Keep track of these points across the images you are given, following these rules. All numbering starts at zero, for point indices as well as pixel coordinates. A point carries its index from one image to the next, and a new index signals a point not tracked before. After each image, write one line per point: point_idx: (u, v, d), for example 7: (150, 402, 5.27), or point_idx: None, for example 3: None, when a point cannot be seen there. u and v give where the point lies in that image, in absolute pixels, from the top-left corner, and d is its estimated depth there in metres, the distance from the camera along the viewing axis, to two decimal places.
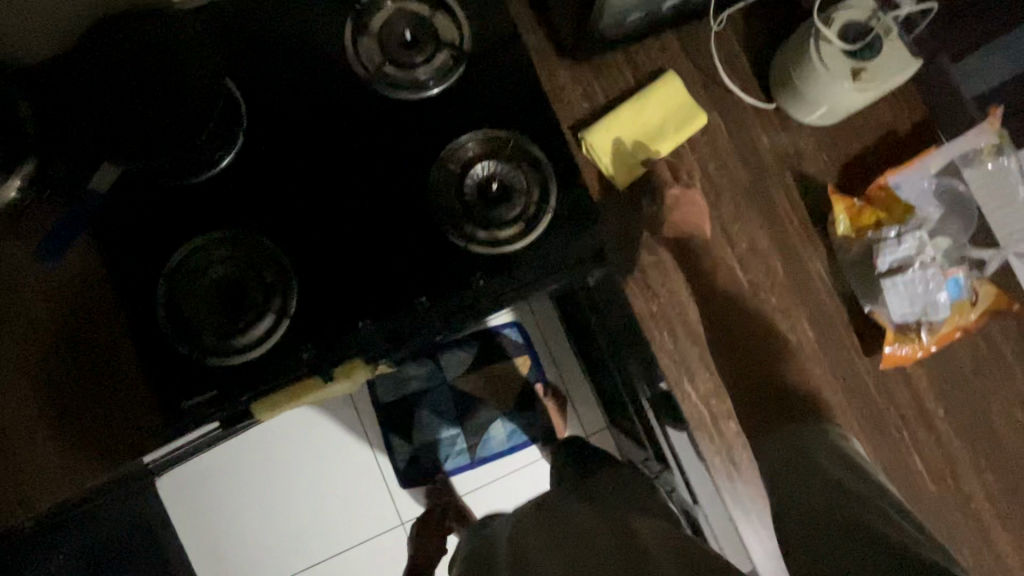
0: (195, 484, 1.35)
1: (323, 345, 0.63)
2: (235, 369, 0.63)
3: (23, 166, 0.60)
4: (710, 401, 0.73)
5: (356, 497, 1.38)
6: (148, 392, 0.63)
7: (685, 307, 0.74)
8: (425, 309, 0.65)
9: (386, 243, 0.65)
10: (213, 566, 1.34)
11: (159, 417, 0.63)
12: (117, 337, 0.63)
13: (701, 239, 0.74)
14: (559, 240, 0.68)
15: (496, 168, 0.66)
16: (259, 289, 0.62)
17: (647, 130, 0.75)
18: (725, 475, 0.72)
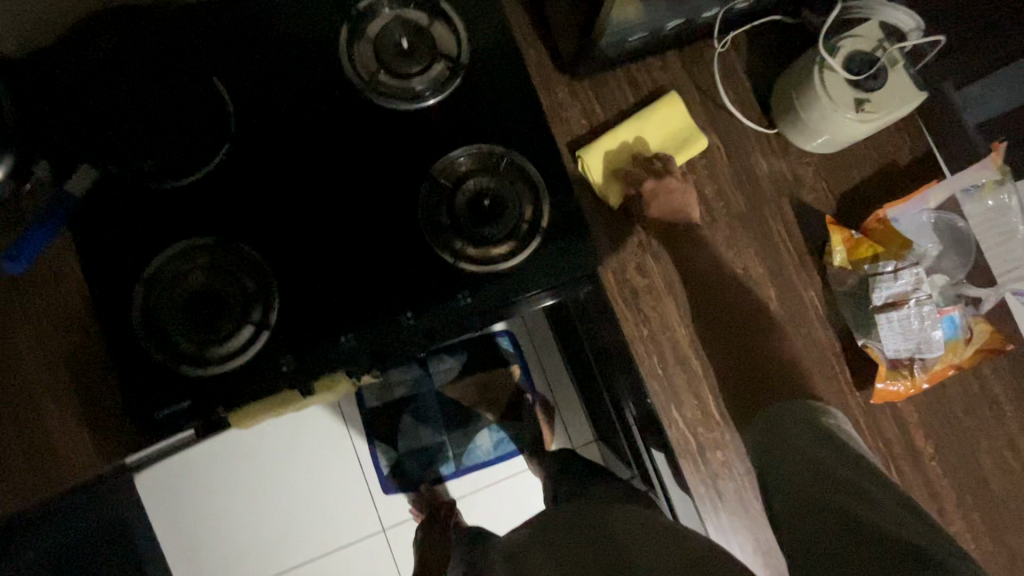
0: (175, 482, 1.33)
1: (302, 357, 0.62)
2: (210, 378, 0.61)
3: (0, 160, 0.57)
4: (697, 429, 0.71)
5: (338, 500, 1.36)
6: (116, 399, 0.61)
7: (677, 332, 0.72)
8: (409, 324, 0.63)
9: (371, 255, 0.63)
10: (190, 566, 1.31)
11: (128, 425, 0.61)
12: (86, 341, 0.61)
13: (695, 262, 0.73)
14: (552, 259, 0.66)
15: (489, 184, 0.65)
16: (239, 297, 0.61)
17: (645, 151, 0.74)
18: (711, 506, 0.70)
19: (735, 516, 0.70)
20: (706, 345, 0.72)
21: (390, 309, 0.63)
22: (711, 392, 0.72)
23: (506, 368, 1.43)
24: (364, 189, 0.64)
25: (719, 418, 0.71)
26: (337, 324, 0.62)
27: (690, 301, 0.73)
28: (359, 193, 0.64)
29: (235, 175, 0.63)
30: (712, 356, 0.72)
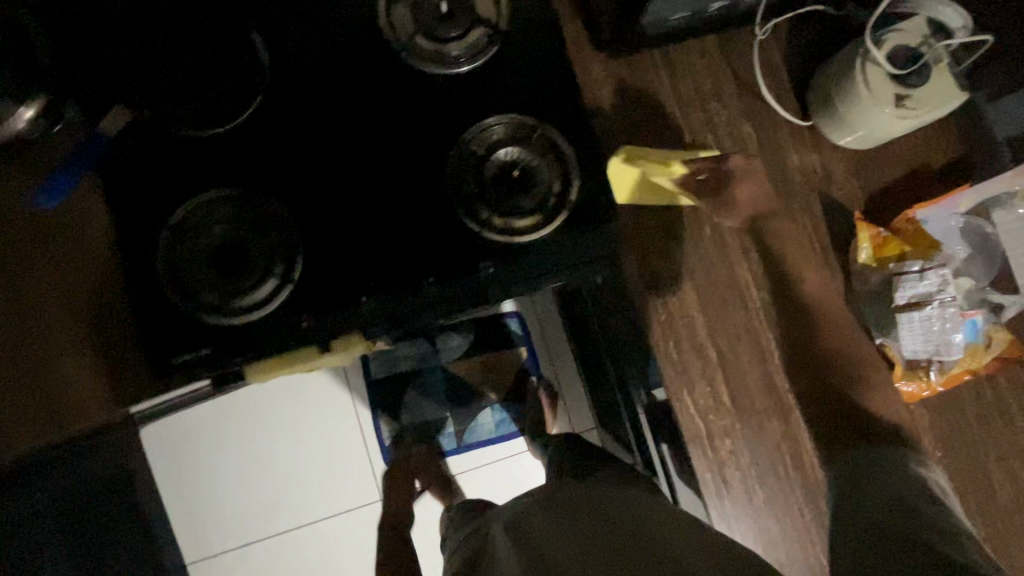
0: (180, 438, 1.35)
1: (322, 316, 0.62)
2: (228, 330, 0.61)
3: (34, 98, 0.57)
4: (708, 417, 0.71)
5: (339, 467, 1.38)
6: (138, 342, 0.61)
7: (695, 320, 0.72)
8: (430, 291, 0.63)
9: (396, 218, 0.63)
10: (191, 519, 1.34)
11: (148, 369, 0.62)
12: (109, 284, 0.61)
13: (717, 251, 0.73)
14: (576, 237, 0.66)
15: (519, 156, 0.64)
16: (262, 251, 0.61)
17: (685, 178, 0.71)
18: (715, 493, 0.71)
19: (738, 504, 0.71)
20: (722, 334, 0.72)
21: (411, 274, 0.63)
22: (724, 381, 0.72)
23: (512, 350, 1.43)
24: (392, 151, 0.64)
25: (730, 407, 0.71)
26: (358, 285, 0.62)
27: (710, 289, 0.72)
28: (388, 156, 0.64)
29: (265, 129, 0.63)
30: (727, 346, 0.72)
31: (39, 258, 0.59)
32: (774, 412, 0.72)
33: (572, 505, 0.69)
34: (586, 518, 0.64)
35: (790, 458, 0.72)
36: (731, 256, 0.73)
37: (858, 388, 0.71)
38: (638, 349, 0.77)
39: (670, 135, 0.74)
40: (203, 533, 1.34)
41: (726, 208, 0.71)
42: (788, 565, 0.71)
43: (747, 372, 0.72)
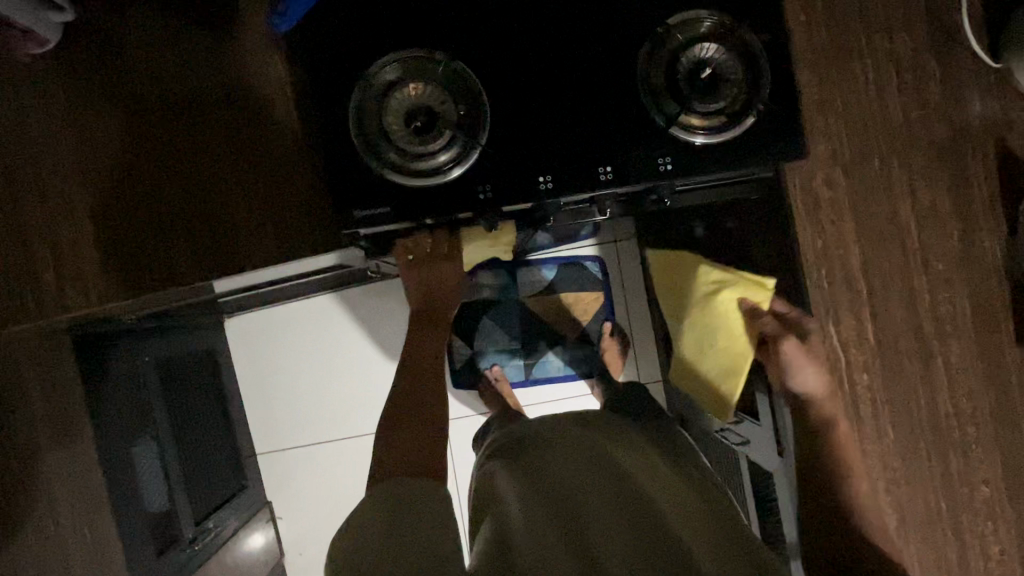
0: (261, 332, 1.44)
1: (500, 189, 0.62)
2: (406, 191, 0.62)
3: None
4: (850, 350, 0.71)
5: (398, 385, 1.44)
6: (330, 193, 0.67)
7: (850, 252, 0.71)
8: (607, 179, 0.63)
9: (581, 101, 0.62)
10: (262, 410, 1.45)
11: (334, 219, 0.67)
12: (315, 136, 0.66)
13: (883, 187, 0.71)
14: (756, 147, 0.64)
15: (713, 54, 0.63)
16: (453, 118, 0.61)
17: (723, 330, 0.81)
18: (847, 428, 0.71)
19: (867, 440, 0.71)
20: (874, 271, 0.71)
21: (588, 161, 0.62)
22: (871, 317, 0.71)
23: (590, 293, 1.44)
24: (585, 33, 0.62)
25: (872, 343, 0.71)
26: (539, 165, 0.62)
27: (870, 224, 0.71)
28: (580, 38, 0.62)
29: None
30: (879, 283, 0.71)
31: (266, 110, 0.67)
32: (916, 355, 0.71)
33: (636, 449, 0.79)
34: (638, 459, 0.76)
35: (925, 403, 0.71)
36: (895, 191, 0.71)
37: (994, 360, 0.71)
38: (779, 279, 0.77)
39: (853, 60, 0.71)
40: (275, 424, 1.45)
41: (888, 151, 0.71)
42: (908, 506, 0.71)
43: (894, 311, 0.71)
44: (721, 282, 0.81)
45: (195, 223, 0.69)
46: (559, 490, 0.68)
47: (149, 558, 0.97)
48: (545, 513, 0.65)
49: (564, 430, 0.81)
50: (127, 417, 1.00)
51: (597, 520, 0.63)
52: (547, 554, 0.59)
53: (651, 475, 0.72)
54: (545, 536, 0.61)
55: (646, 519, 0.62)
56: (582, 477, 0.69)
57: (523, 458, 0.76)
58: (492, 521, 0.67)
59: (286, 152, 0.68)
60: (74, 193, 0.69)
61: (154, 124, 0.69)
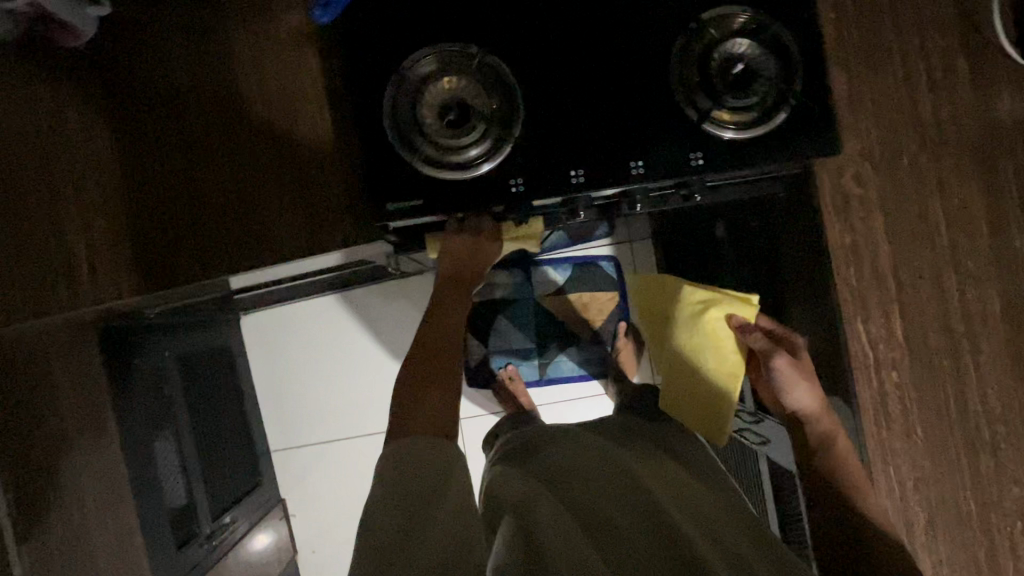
0: (277, 329, 1.44)
1: (533, 182, 0.62)
2: (438, 183, 0.62)
3: None
4: (879, 347, 0.71)
5: None
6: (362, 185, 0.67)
7: (880, 248, 0.71)
8: (639, 173, 0.63)
9: (614, 95, 0.62)
10: (276, 407, 1.45)
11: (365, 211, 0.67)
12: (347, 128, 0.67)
13: (913, 184, 0.71)
14: (789, 142, 0.64)
15: (745, 50, 0.63)
16: (486, 111, 0.62)
17: (714, 348, 0.82)
18: (877, 424, 0.70)
19: (897, 438, 0.71)
20: (904, 268, 0.71)
21: (621, 154, 0.62)
22: (900, 314, 0.71)
23: (606, 292, 1.43)
24: (620, 29, 0.63)
25: (902, 340, 0.71)
26: (572, 157, 0.62)
27: (899, 220, 0.71)
28: (614, 33, 0.62)
29: None
30: (909, 280, 0.71)
31: (299, 103, 0.68)
32: (945, 352, 0.71)
33: (655, 456, 0.78)
34: (653, 461, 0.76)
35: (955, 401, 0.71)
36: (925, 189, 0.71)
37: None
38: (808, 275, 0.77)
39: (882, 57, 0.71)
40: (289, 421, 1.45)
41: (917, 148, 0.71)
42: (938, 504, 0.71)
43: (923, 308, 0.71)
44: (707, 301, 0.83)
45: (227, 215, 0.69)
46: (578, 493, 0.67)
47: (169, 552, 0.98)
48: (567, 513, 0.64)
49: (578, 439, 0.81)
50: (147, 410, 1.00)
51: (621, 520, 0.62)
52: (576, 549, 0.57)
53: (671, 480, 0.71)
54: (569, 530, 0.60)
55: (670, 517, 0.61)
56: (603, 479, 0.69)
57: (533, 464, 0.76)
58: (508, 513, 0.64)
59: (317, 145, 0.68)
60: (110, 184, 0.70)
61: (188, 117, 0.69)
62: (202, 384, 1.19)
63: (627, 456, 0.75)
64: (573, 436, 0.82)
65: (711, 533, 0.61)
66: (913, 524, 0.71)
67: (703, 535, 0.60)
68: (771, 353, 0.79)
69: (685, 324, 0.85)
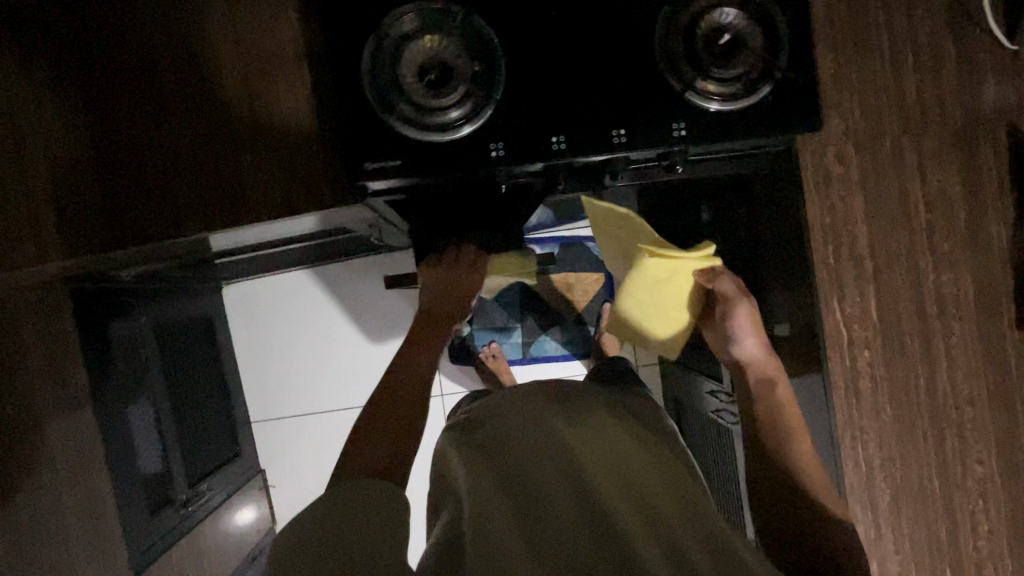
0: (259, 300, 1.43)
1: (513, 147, 0.61)
2: (416, 145, 0.61)
3: None
4: (853, 327, 0.71)
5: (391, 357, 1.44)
6: (340, 146, 0.66)
7: (858, 229, 0.71)
8: (621, 142, 0.62)
9: (598, 61, 0.61)
10: (257, 379, 1.44)
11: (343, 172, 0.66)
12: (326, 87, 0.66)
13: (893, 166, 0.71)
14: (772, 117, 0.64)
15: (733, 21, 0.63)
16: (468, 72, 0.60)
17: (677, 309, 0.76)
18: (847, 403, 0.71)
19: (867, 417, 0.72)
20: (881, 249, 0.71)
21: (603, 123, 0.62)
22: (875, 295, 0.71)
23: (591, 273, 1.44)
24: None
25: (875, 321, 0.71)
26: (554, 124, 0.61)
27: (879, 201, 0.71)
28: None
29: None
30: (886, 261, 0.71)
31: (277, 59, 0.67)
32: (917, 334, 0.71)
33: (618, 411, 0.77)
34: (612, 431, 0.71)
35: (924, 381, 0.72)
36: (905, 170, 0.71)
37: (993, 342, 0.71)
38: (788, 254, 0.77)
39: (869, 37, 0.70)
40: (269, 394, 1.45)
41: (899, 129, 0.71)
42: (902, 482, 0.72)
43: (898, 290, 0.71)
44: (671, 267, 0.72)
45: (199, 172, 0.68)
46: (512, 472, 0.65)
47: (144, 517, 0.97)
48: (497, 498, 0.62)
49: (517, 400, 0.78)
50: (121, 375, 0.98)
51: (543, 497, 0.61)
52: (498, 551, 0.55)
53: (617, 436, 0.70)
54: (495, 522, 0.59)
55: (595, 493, 0.60)
56: (545, 455, 0.66)
57: (478, 436, 0.73)
58: (447, 517, 0.64)
59: (294, 104, 0.67)
60: (79, 135, 0.68)
61: (160, 68, 0.68)
62: (179, 356, 1.17)
63: (572, 409, 0.74)
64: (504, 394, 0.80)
65: (641, 504, 0.60)
66: (877, 501, 0.72)
67: (630, 507, 0.59)
68: (734, 303, 0.75)
69: (650, 288, 0.73)
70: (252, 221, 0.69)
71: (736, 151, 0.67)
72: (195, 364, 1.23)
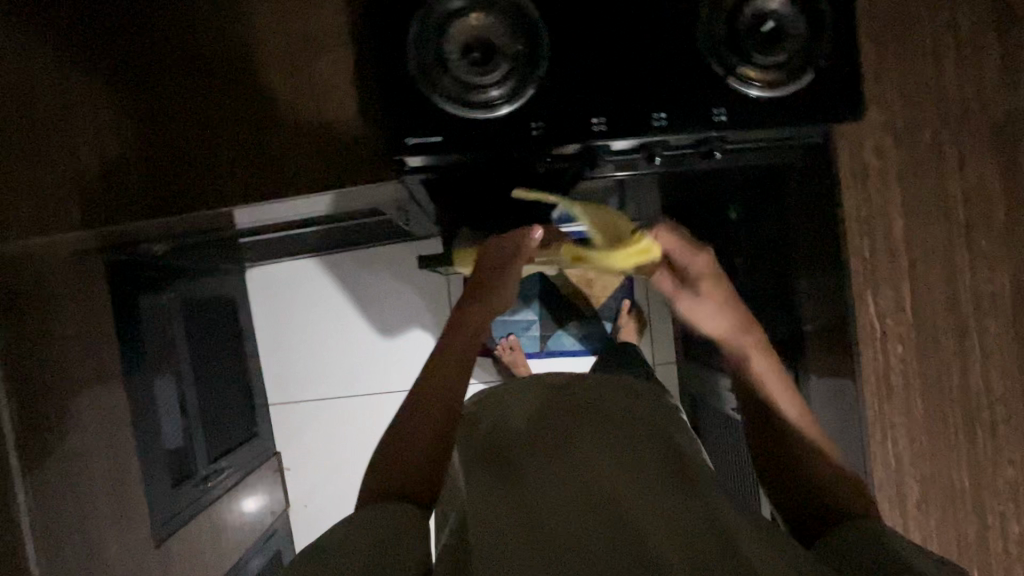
0: (281, 284, 1.45)
1: (553, 127, 0.62)
2: (458, 120, 0.62)
3: None
4: (886, 320, 0.71)
5: (408, 346, 1.45)
6: (380, 121, 0.67)
7: (894, 222, 0.71)
8: (661, 125, 0.62)
9: (642, 45, 0.62)
10: (276, 363, 1.46)
11: (383, 148, 0.67)
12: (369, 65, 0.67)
13: (932, 160, 0.70)
14: (814, 104, 0.63)
15: (777, 8, 0.63)
16: (511, 52, 0.62)
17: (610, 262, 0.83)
18: (878, 397, 0.71)
19: (897, 412, 0.71)
20: (917, 243, 0.71)
21: (644, 105, 0.62)
22: (910, 289, 0.71)
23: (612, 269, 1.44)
24: None
25: (909, 315, 0.71)
26: (595, 105, 0.62)
27: (916, 195, 0.70)
28: None
29: None
30: (922, 256, 0.71)
31: (323, 35, 0.68)
32: (951, 331, 0.71)
33: (635, 394, 0.73)
34: (617, 414, 0.67)
35: (957, 379, 0.71)
36: (944, 165, 0.70)
37: None
38: (821, 247, 0.76)
39: (912, 30, 0.70)
40: (288, 377, 1.46)
41: (939, 124, 0.70)
42: (932, 479, 0.71)
43: (933, 285, 0.71)
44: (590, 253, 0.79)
45: (241, 143, 0.69)
46: (512, 468, 0.61)
47: (166, 489, 0.99)
48: (498, 490, 0.58)
49: (519, 394, 0.74)
50: (149, 349, 1.00)
51: (539, 486, 0.58)
52: (502, 546, 0.51)
53: (622, 421, 0.66)
54: (497, 515, 0.55)
55: (597, 481, 0.57)
56: (544, 452, 0.62)
57: (478, 433, 0.69)
58: (455, 519, 0.61)
59: (337, 80, 0.68)
60: (126, 104, 0.70)
61: (207, 41, 0.69)
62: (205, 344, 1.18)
63: (571, 399, 0.70)
64: (504, 387, 0.77)
65: (645, 490, 0.56)
66: (904, 497, 0.72)
67: (631, 492, 0.55)
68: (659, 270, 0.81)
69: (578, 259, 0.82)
70: (290, 194, 0.70)
71: (773, 138, 0.67)
72: (219, 352, 1.24)
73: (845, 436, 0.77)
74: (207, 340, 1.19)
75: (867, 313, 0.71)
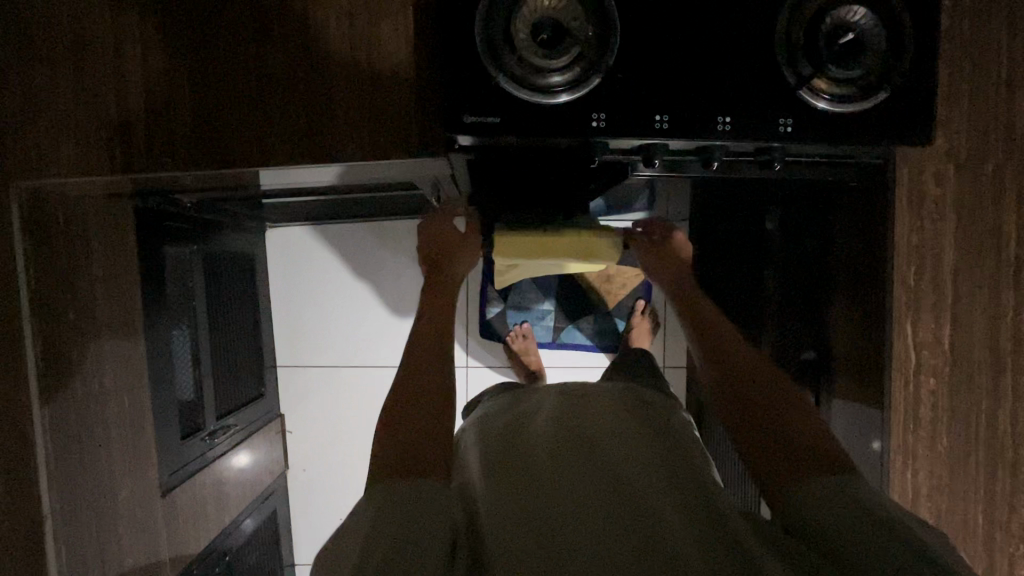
0: (298, 249, 1.43)
1: (615, 120, 0.60)
2: (517, 104, 0.60)
3: None
4: (921, 352, 0.70)
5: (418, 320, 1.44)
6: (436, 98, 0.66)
7: (942, 254, 0.69)
8: (724, 129, 0.60)
9: (716, 46, 0.60)
10: (287, 328, 1.45)
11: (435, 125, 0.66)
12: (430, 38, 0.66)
13: (992, 194, 0.69)
14: (882, 126, 0.62)
15: (860, 20, 0.61)
16: (580, 37, 0.60)
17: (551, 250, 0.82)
18: (903, 426, 0.71)
19: (921, 442, 0.71)
20: (962, 276, 0.69)
21: (710, 107, 0.60)
22: (951, 323, 0.70)
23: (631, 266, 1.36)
24: None
25: (946, 349, 0.70)
26: (660, 102, 0.60)
27: (970, 228, 0.69)
28: None
29: None
30: (967, 290, 0.69)
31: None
32: (988, 368, 0.70)
33: (646, 397, 0.70)
34: (631, 412, 0.65)
35: (986, 417, 0.70)
36: (1004, 200, 0.69)
37: None
38: (860, 269, 0.75)
39: (990, 57, 0.68)
40: (301, 340, 1.46)
41: (1002, 158, 0.68)
42: (947, 513, 0.71)
43: (975, 322, 0.70)
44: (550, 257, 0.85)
45: (288, 101, 0.67)
46: (523, 458, 0.59)
47: (175, 442, 1.00)
48: (511, 485, 0.56)
49: (540, 391, 0.72)
50: (171, 300, 1.00)
51: (557, 488, 0.54)
52: (520, 549, 0.50)
53: (633, 417, 0.64)
54: (511, 512, 0.53)
55: (620, 484, 0.54)
56: (556, 444, 0.59)
57: (489, 426, 0.67)
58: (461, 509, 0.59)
59: (393, 47, 0.66)
60: (174, 49, 0.68)
61: None
62: (221, 299, 1.17)
63: (582, 396, 0.67)
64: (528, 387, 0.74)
65: (659, 493, 0.54)
66: None
67: (649, 497, 0.53)
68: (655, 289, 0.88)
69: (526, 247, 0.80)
70: (334, 160, 0.68)
71: (833, 152, 0.66)
72: (235, 311, 1.23)
73: (863, 462, 0.76)
74: (223, 296, 1.18)
75: (902, 342, 0.70)
